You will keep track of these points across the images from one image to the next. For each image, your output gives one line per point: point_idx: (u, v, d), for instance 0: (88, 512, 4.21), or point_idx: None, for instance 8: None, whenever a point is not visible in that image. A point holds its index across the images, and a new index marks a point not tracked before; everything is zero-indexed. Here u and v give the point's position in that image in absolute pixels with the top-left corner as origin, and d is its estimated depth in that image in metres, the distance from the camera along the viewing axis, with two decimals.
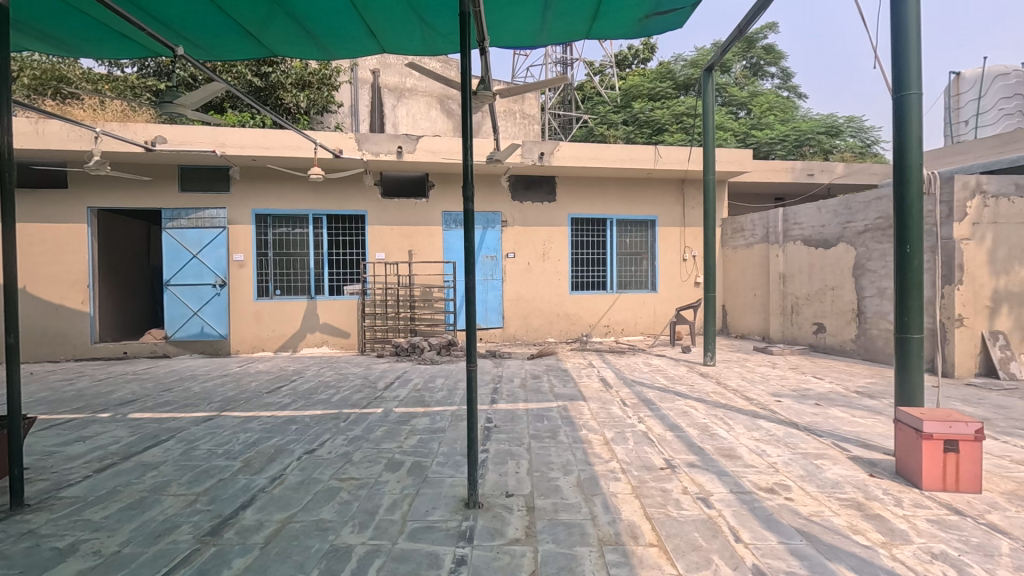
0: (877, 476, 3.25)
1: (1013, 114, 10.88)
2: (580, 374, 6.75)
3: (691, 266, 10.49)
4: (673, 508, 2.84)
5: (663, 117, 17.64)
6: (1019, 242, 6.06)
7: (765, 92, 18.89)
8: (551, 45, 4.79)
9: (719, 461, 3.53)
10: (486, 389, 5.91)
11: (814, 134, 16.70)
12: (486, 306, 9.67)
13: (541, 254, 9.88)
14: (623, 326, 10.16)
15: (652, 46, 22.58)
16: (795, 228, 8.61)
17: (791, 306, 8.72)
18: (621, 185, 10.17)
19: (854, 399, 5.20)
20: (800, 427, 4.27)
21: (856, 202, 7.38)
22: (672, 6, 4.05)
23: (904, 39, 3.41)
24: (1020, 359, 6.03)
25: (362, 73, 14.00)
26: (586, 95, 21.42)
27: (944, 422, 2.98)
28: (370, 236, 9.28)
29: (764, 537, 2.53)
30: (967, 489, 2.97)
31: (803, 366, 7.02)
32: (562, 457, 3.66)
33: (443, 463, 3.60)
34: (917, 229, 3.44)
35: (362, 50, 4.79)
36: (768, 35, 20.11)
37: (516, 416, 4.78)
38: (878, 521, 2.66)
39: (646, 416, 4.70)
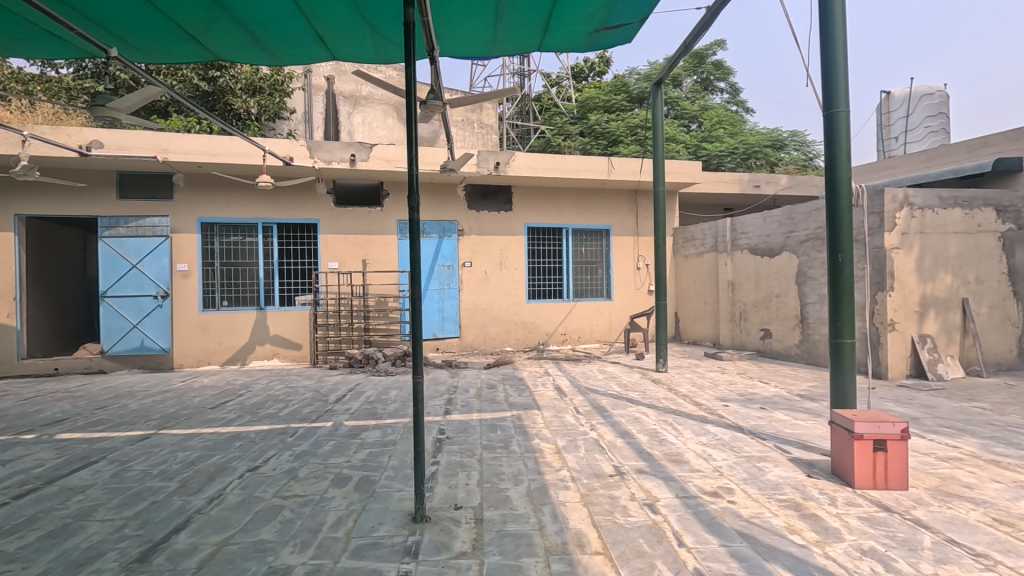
0: (814, 476, 3.38)
1: (937, 132, 11.74)
2: (535, 383, 6.78)
3: (645, 275, 10.73)
4: (620, 515, 2.87)
5: (618, 129, 18.08)
6: (944, 251, 6.46)
7: (714, 106, 19.62)
8: (503, 57, 4.83)
9: (666, 467, 3.59)
10: (440, 400, 5.85)
11: (760, 147, 17.43)
12: (442, 315, 9.61)
13: (498, 263, 9.90)
14: (580, 334, 10.27)
15: (607, 59, 23.10)
16: (742, 238, 8.92)
17: (739, 313, 9.02)
18: (576, 195, 10.33)
19: (795, 402, 5.40)
20: (745, 431, 4.41)
21: (798, 213, 7.72)
22: (621, 21, 4.17)
23: (832, 59, 3.61)
24: (946, 360, 6.41)
25: (316, 80, 13.80)
26: (544, 106, 21.69)
27: (874, 423, 3.13)
28: (323, 244, 9.09)
29: (706, 540, 2.58)
30: (895, 486, 3.12)
31: (751, 371, 7.25)
32: (512, 467, 3.66)
33: (393, 477, 3.54)
34: (847, 240, 3.62)
35: (312, 56, 4.72)
36: (717, 52, 20.90)
37: (469, 426, 4.74)
38: (813, 521, 2.76)
39: (598, 423, 4.75)
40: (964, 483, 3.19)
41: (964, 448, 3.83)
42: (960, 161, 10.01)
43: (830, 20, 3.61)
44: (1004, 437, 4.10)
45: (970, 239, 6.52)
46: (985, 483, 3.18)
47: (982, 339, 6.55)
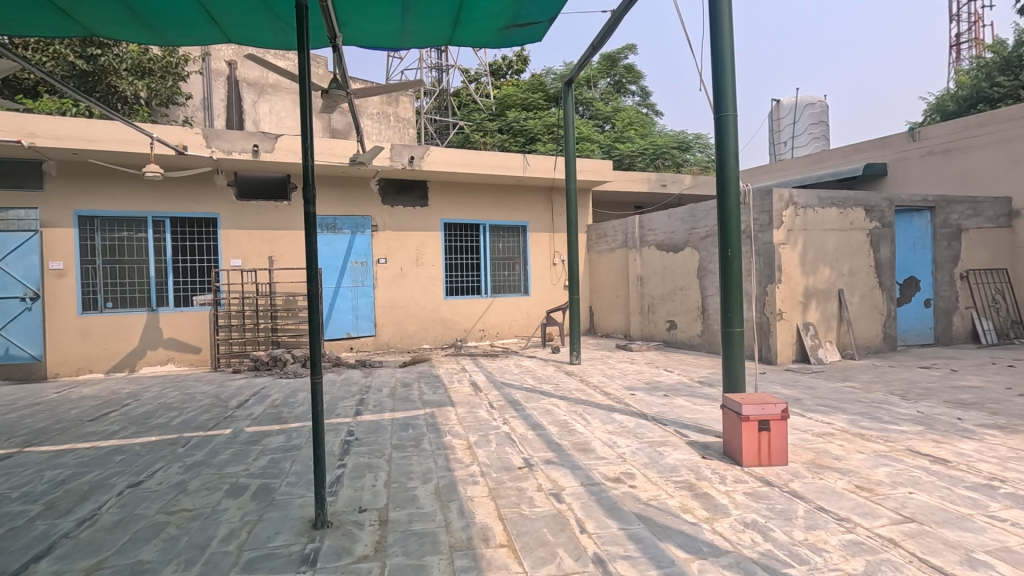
0: (708, 457, 3.60)
1: (819, 138, 12.96)
2: (451, 379, 6.74)
3: (560, 270, 10.97)
4: (526, 506, 2.91)
5: (535, 127, 18.36)
6: (823, 246, 7.11)
7: (626, 108, 20.43)
8: (413, 49, 4.74)
9: (573, 456, 3.69)
10: (351, 401, 5.66)
11: (668, 149, 18.36)
12: (356, 314, 9.30)
13: (414, 259, 9.73)
14: (498, 329, 10.34)
15: (525, 58, 23.39)
16: (650, 234, 9.34)
17: (648, 305, 9.45)
18: (492, 191, 10.35)
19: (695, 388, 5.75)
20: (649, 417, 4.63)
21: (699, 211, 8.20)
22: (530, 20, 4.22)
23: (722, 66, 3.85)
24: (825, 345, 7.07)
25: (215, 64, 12.88)
26: (462, 102, 21.58)
27: (759, 405, 3.39)
28: (224, 241, 8.53)
29: (607, 524, 2.68)
30: (777, 461, 3.39)
31: (658, 361, 7.62)
32: (422, 466, 3.60)
33: (294, 484, 3.37)
34: (735, 236, 3.88)
35: (205, 37, 4.40)
36: (629, 56, 21.76)
37: (380, 426, 4.62)
38: (704, 499, 2.94)
39: (511, 417, 4.79)
40: (835, 455, 3.53)
41: (835, 424, 4.25)
42: (838, 166, 11.11)
43: (718, 29, 3.85)
44: (869, 412, 4.60)
45: (845, 235, 7.22)
46: (851, 454, 3.54)
47: (855, 325, 7.30)
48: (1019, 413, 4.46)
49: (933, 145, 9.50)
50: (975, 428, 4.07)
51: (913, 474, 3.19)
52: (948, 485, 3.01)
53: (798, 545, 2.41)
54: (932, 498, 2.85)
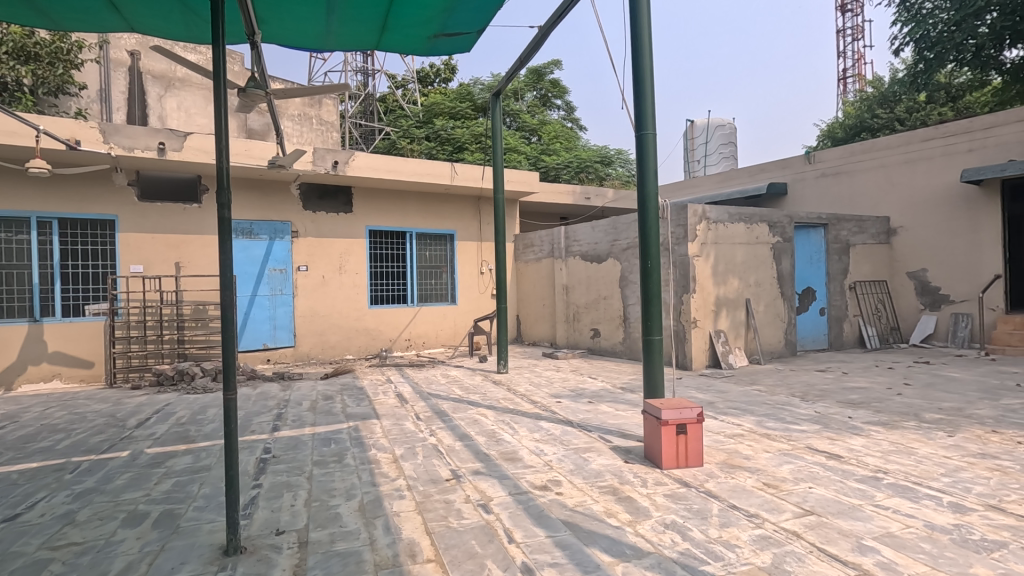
0: (630, 462, 3.73)
1: (728, 158, 13.94)
2: (376, 391, 6.55)
3: (488, 279, 11.00)
4: (454, 518, 2.87)
5: (463, 136, 18.40)
6: (733, 259, 7.61)
7: (552, 122, 20.96)
8: (338, 52, 4.61)
9: (501, 466, 3.70)
10: (267, 416, 5.34)
11: (591, 163, 18.99)
12: (274, 324, 8.84)
13: (337, 267, 9.41)
14: (424, 339, 10.19)
15: (452, 67, 23.44)
16: (575, 245, 9.58)
17: (573, 314, 9.68)
18: (419, 199, 10.23)
19: (617, 394, 5.95)
20: (574, 424, 4.73)
21: (621, 223, 8.53)
22: (460, 30, 4.24)
23: (643, 85, 4.04)
24: (735, 351, 7.56)
25: (116, 54, 11.91)
26: (388, 108, 21.25)
27: (677, 409, 3.55)
28: (123, 245, 7.84)
29: (534, 533, 2.70)
30: (694, 463, 3.57)
31: (582, 368, 7.83)
32: (346, 482, 3.47)
33: (203, 508, 3.13)
34: (655, 248, 4.07)
35: (103, 24, 4.05)
36: (554, 71, 22.35)
37: (300, 442, 4.41)
38: (628, 503, 3.04)
39: (438, 428, 4.73)
40: (744, 455, 3.77)
41: (745, 425, 4.55)
42: (745, 184, 12.00)
43: (639, 52, 4.05)
44: (773, 413, 4.96)
45: (751, 249, 7.77)
46: (759, 454, 3.79)
47: (761, 332, 7.86)
48: (897, 410, 4.99)
49: (826, 168, 10.50)
50: (863, 425, 4.49)
51: (812, 469, 3.47)
52: (842, 478, 3.31)
53: (713, 542, 2.54)
54: (829, 491, 3.12)
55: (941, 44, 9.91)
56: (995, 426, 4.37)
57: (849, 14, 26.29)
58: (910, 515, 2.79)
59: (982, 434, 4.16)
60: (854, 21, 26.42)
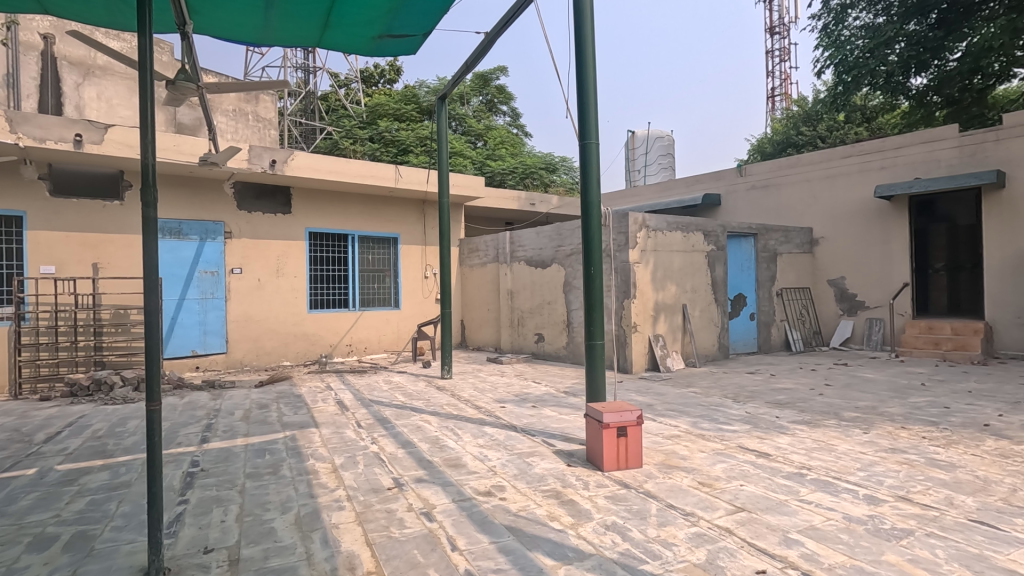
0: (573, 465, 3.79)
1: (666, 169, 14.50)
2: (315, 398, 6.33)
3: (432, 284, 10.90)
4: (395, 528, 2.81)
5: (408, 138, 18.22)
6: (671, 266, 7.90)
7: (498, 127, 21.08)
8: (276, 47, 4.44)
9: (444, 473, 3.66)
10: (196, 427, 5.05)
11: (536, 169, 19.18)
12: (204, 329, 8.37)
13: (274, 270, 9.05)
14: (366, 344, 9.96)
15: (398, 68, 23.15)
16: (520, 250, 9.65)
17: (518, 319, 9.74)
18: (362, 201, 10.00)
19: (561, 398, 6.03)
20: (518, 429, 4.75)
21: (565, 230, 8.68)
22: (405, 32, 4.19)
23: (586, 95, 4.13)
24: (673, 355, 7.83)
25: (25, 36, 10.83)
26: (330, 107, 20.73)
27: (618, 412, 3.63)
28: (32, 244, 7.21)
29: (478, 539, 2.68)
30: (633, 464, 3.66)
31: (526, 373, 7.88)
32: (281, 495, 3.32)
33: (121, 528, 2.91)
34: (597, 254, 4.16)
35: (12, 4, 3.75)
36: (500, 77, 22.48)
37: (231, 454, 4.19)
38: (570, 506, 3.08)
39: (380, 436, 4.63)
40: (681, 455, 3.91)
41: (681, 426, 4.72)
42: (682, 194, 12.48)
43: (583, 64, 4.14)
44: (708, 414, 5.17)
45: (688, 256, 8.10)
46: (695, 454, 3.94)
47: (697, 336, 8.20)
48: (820, 409, 5.32)
49: (756, 181, 11.10)
50: (789, 424, 4.77)
51: (743, 467, 3.64)
52: (770, 475, 3.49)
53: (652, 542, 2.62)
54: (758, 488, 3.28)
55: (858, 68, 10.59)
56: (904, 422, 4.75)
57: (777, 36, 27.91)
58: (830, 508, 2.98)
59: (893, 430, 4.51)
60: (782, 43, 28.08)
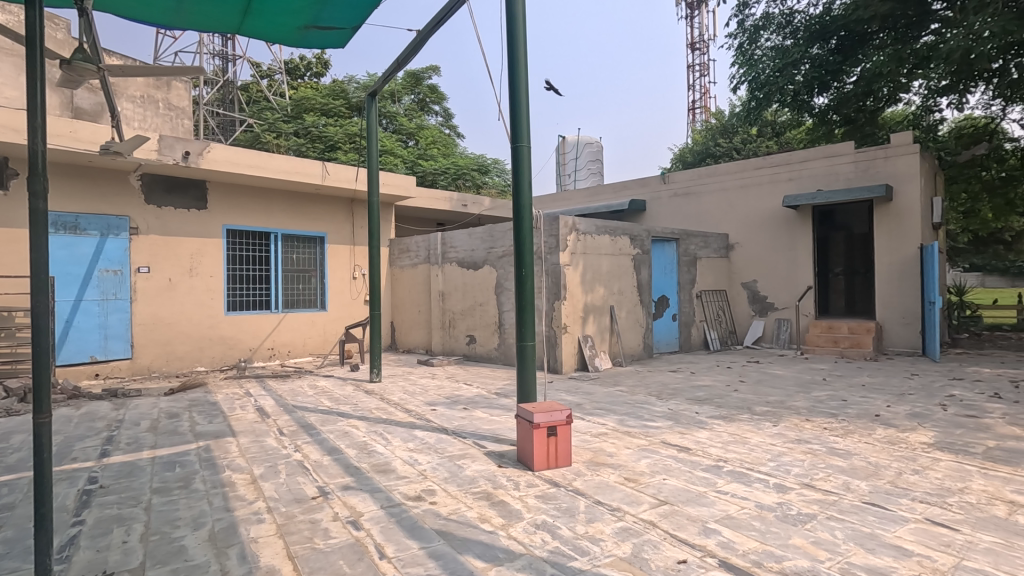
0: (503, 466, 3.80)
1: (596, 174, 14.91)
2: (232, 406, 5.96)
3: (361, 284, 10.60)
4: (320, 539, 2.70)
5: (336, 135, 17.64)
6: (600, 269, 8.12)
7: (429, 127, 20.86)
8: (190, 32, 4.16)
9: (373, 479, 3.56)
10: (93, 441, 4.60)
11: (469, 170, 19.13)
12: (106, 333, 7.66)
13: (187, 269, 8.46)
14: (289, 347, 9.52)
15: (325, 61, 22.40)
16: (451, 251, 9.58)
17: (449, 320, 9.66)
18: (285, 198, 9.56)
19: (492, 400, 6.04)
20: (449, 432, 4.71)
21: (497, 232, 8.72)
22: (333, 24, 4.05)
23: (518, 97, 4.17)
24: (601, 355, 8.05)
25: None
26: (252, 98, 19.76)
27: (548, 412, 3.68)
28: None
29: (407, 546, 2.63)
30: (563, 462, 3.73)
31: (458, 374, 7.84)
32: (193, 510, 3.10)
33: (1, 557, 2.60)
34: (528, 256, 4.19)
35: None
36: (433, 76, 22.27)
37: (136, 469, 3.86)
38: (501, 507, 3.08)
39: (304, 443, 4.43)
40: (608, 452, 4.02)
41: (608, 424, 4.86)
42: (610, 199, 12.86)
43: (515, 66, 4.18)
44: (633, 412, 5.36)
45: (616, 259, 8.36)
46: (622, 450, 4.07)
47: (623, 337, 8.48)
48: (735, 404, 5.65)
49: (678, 188, 11.64)
50: (707, 419, 5.03)
51: (666, 462, 3.80)
52: (690, 468, 3.67)
53: (580, 538, 2.67)
54: (680, 481, 3.43)
55: (769, 86, 11.48)
56: (808, 415, 5.14)
57: (698, 52, 29.42)
58: (744, 497, 3.17)
59: (799, 422, 4.87)
60: (702, 59, 29.63)
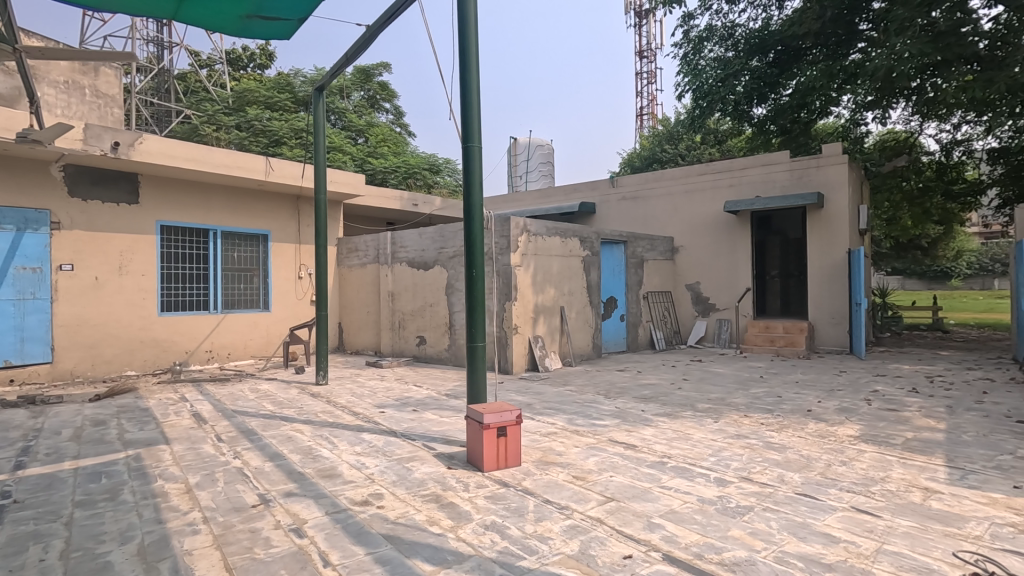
0: (453, 467, 3.78)
1: (547, 176, 15.06)
2: (166, 412, 5.66)
3: (306, 284, 10.30)
4: (260, 548, 2.60)
5: (281, 129, 17.06)
6: (550, 270, 8.20)
7: (380, 124, 20.51)
8: (120, 15, 3.89)
9: (318, 484, 3.45)
10: (8, 452, 4.26)
11: (420, 169, 18.93)
12: (22, 336, 7.06)
13: (116, 268, 7.95)
14: (230, 350, 9.13)
15: (270, 53, 21.63)
16: (401, 251, 9.44)
17: (399, 321, 9.51)
18: (226, 195, 9.16)
19: (442, 401, 6.00)
20: (398, 434, 4.64)
21: (448, 232, 8.66)
22: (276, 15, 3.92)
23: (469, 96, 4.15)
24: (551, 355, 8.13)
25: None
26: (190, 88, 18.84)
27: (498, 413, 3.68)
28: None
29: (353, 552, 2.56)
30: (512, 463, 3.74)
31: (407, 376, 7.73)
32: (121, 523, 2.92)
33: None
34: (479, 257, 4.18)
35: None
36: (383, 73, 21.90)
37: (56, 481, 3.59)
38: (450, 509, 3.06)
39: (244, 450, 4.25)
40: (557, 451, 4.07)
41: (558, 423, 4.92)
42: (560, 201, 13.02)
43: (466, 66, 4.16)
44: (582, 411, 5.44)
45: (566, 261, 8.47)
46: (570, 449, 4.12)
47: (573, 337, 8.61)
48: (679, 402, 5.85)
49: (626, 192, 11.94)
50: (653, 417, 5.17)
51: (613, 460, 3.88)
52: (636, 465, 3.76)
53: (528, 537, 2.69)
54: (626, 478, 3.51)
55: (712, 95, 11.95)
56: (746, 411, 5.38)
57: (645, 60, 30.26)
58: (687, 491, 3.28)
59: (738, 418, 5.08)
60: (649, 67, 30.50)
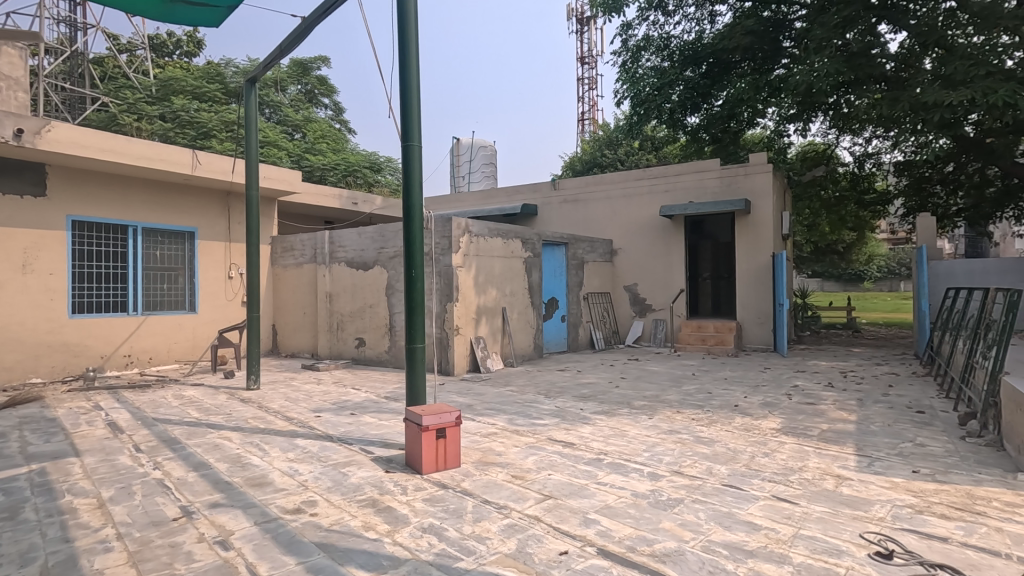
0: (391, 471, 3.71)
1: (489, 177, 15.10)
2: (77, 421, 5.24)
3: (237, 285, 9.83)
4: (180, 563, 2.46)
5: (210, 121, 16.20)
6: (492, 271, 8.23)
7: (318, 120, 19.88)
8: None
9: (246, 493, 3.30)
10: None
11: (360, 167, 18.51)
12: None
13: (18, 266, 7.27)
14: (151, 354, 8.57)
15: (199, 41, 20.53)
16: (340, 251, 9.19)
17: (337, 323, 9.24)
18: (147, 189, 8.60)
19: (381, 404, 5.88)
20: (334, 439, 4.51)
21: (389, 232, 8.52)
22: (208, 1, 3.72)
23: (409, 95, 4.09)
24: (493, 356, 8.15)
25: None
26: (107, 74, 17.58)
27: (437, 414, 3.65)
28: None
29: (283, 562, 2.47)
30: (452, 464, 3.72)
31: (345, 379, 7.53)
32: (20, 544, 2.67)
33: None
34: (419, 257, 4.11)
35: None
36: (322, 67, 21.27)
37: None
38: (387, 513, 3.00)
39: (165, 460, 4.00)
40: (497, 451, 4.08)
41: (498, 423, 4.94)
42: (503, 203, 13.07)
43: (406, 65, 4.10)
44: (523, 411, 5.49)
45: (508, 262, 8.52)
46: (510, 449, 4.15)
47: (515, 338, 8.67)
48: (616, 400, 6.00)
49: (567, 195, 12.15)
50: (591, 415, 5.29)
51: (552, 458, 3.94)
52: (573, 462, 3.83)
53: (466, 538, 2.68)
54: (564, 476, 3.57)
55: (648, 103, 12.30)
56: (679, 407, 5.60)
57: (587, 66, 30.92)
58: (622, 486, 3.37)
59: (671, 415, 5.28)
60: (590, 73, 31.21)
